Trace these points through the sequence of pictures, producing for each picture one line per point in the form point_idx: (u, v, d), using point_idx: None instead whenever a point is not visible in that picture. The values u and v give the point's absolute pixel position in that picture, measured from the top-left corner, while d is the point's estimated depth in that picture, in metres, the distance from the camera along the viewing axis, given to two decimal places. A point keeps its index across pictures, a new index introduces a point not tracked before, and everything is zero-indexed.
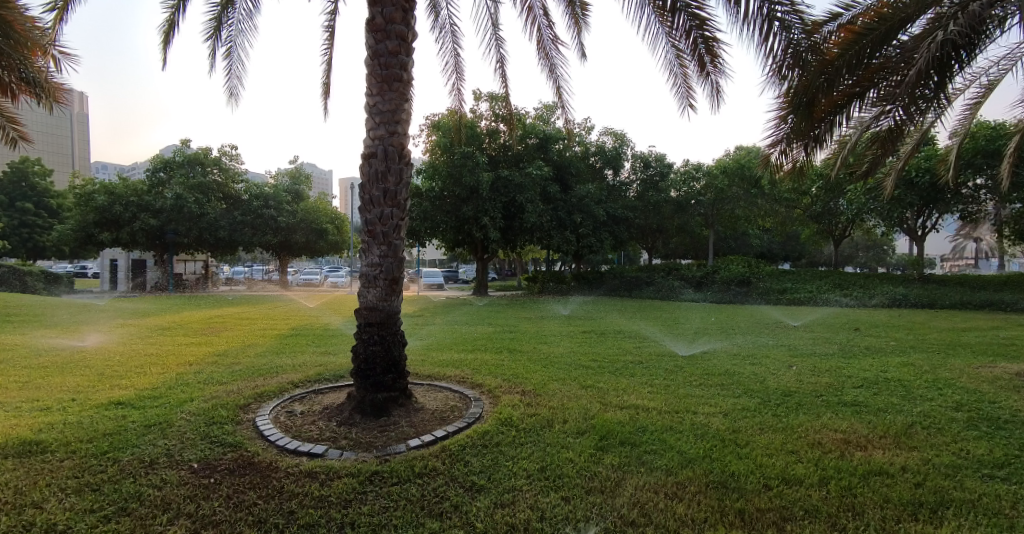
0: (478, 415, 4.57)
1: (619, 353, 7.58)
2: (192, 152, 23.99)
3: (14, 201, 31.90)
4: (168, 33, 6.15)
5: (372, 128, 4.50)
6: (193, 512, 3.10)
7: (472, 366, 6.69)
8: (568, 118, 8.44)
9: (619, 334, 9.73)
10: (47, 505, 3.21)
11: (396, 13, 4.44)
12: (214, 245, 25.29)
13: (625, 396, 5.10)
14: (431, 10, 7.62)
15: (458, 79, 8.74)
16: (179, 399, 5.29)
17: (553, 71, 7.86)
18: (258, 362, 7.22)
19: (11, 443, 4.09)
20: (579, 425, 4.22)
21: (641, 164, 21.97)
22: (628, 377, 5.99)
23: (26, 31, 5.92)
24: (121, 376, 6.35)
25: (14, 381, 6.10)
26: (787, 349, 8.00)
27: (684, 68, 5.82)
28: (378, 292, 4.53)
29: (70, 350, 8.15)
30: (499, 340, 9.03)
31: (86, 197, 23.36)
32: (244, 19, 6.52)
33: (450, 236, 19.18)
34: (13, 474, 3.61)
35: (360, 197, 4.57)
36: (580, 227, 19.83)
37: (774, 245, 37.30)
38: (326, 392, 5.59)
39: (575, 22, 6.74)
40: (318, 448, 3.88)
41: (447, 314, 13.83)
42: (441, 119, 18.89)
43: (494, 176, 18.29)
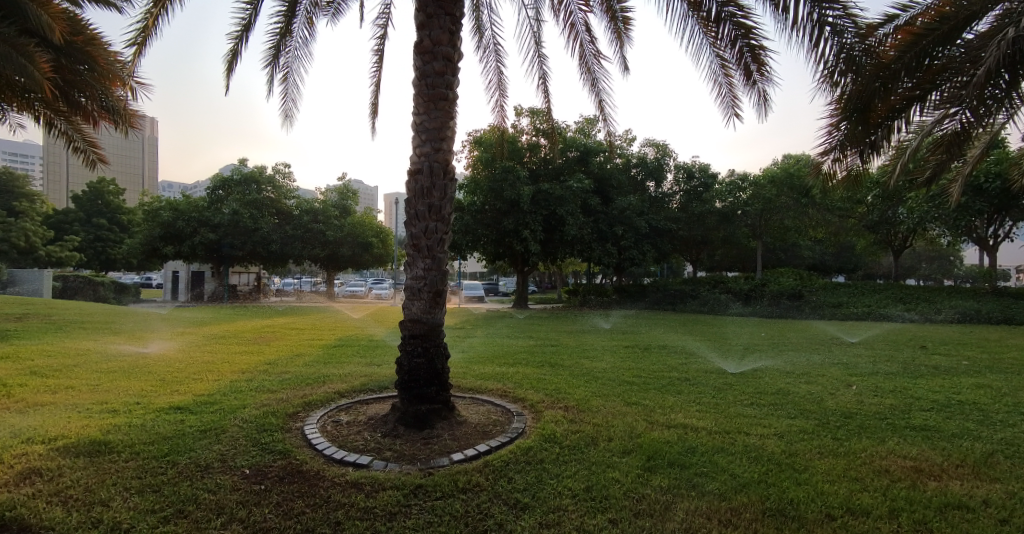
0: (521, 430, 4.52)
1: (664, 369, 7.36)
2: (248, 171, 25.48)
3: (90, 218, 34.64)
4: (230, 62, 6.53)
5: (418, 145, 4.60)
6: (245, 518, 3.18)
7: (513, 379, 6.65)
8: (609, 130, 8.41)
9: (663, 350, 9.47)
10: (112, 503, 3.39)
11: (443, 36, 4.55)
12: (266, 258, 26.42)
13: (672, 414, 4.95)
14: (475, 32, 7.82)
15: (501, 96, 8.87)
16: (232, 406, 5.49)
17: (595, 84, 7.85)
18: (305, 370, 7.46)
19: (83, 442, 4.37)
20: (624, 443, 4.11)
21: (683, 175, 21.83)
22: (674, 394, 5.81)
23: (107, 64, 6.85)
24: (179, 382, 6.71)
25: (85, 384, 6.54)
26: (845, 367, 7.56)
27: (730, 78, 5.69)
28: (422, 304, 4.59)
29: (135, 356, 8.68)
30: (541, 354, 8.96)
31: (153, 213, 25.03)
32: (299, 47, 6.86)
33: (491, 248, 19.33)
34: (84, 472, 3.85)
35: (406, 212, 4.68)
36: (621, 239, 19.62)
37: (827, 257, 35.52)
38: (371, 403, 5.70)
39: (617, 36, 6.72)
40: (362, 459, 3.94)
41: (487, 327, 13.88)
42: (483, 134, 19.20)
43: (534, 189, 18.39)
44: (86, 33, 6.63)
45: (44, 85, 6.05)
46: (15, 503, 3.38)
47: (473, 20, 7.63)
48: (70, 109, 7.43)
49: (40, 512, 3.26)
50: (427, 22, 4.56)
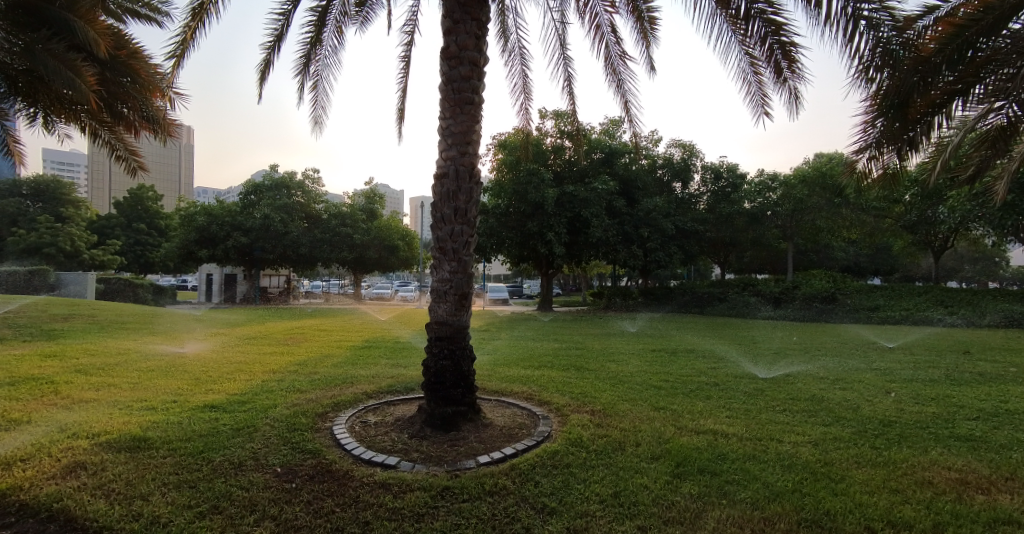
0: (547, 434, 4.51)
1: (692, 374, 7.24)
2: (279, 177, 26.30)
3: (131, 223, 36.01)
4: (263, 71, 6.71)
5: (444, 149, 4.64)
6: (277, 515, 3.25)
7: (539, 383, 6.63)
8: (635, 132, 8.33)
9: (691, 354, 9.30)
10: (151, 498, 3.51)
11: (469, 41, 4.59)
12: (296, 261, 27.01)
13: (700, 419, 4.86)
14: (501, 36, 7.86)
15: (526, 99, 8.90)
16: (264, 405, 5.63)
17: (621, 85, 7.80)
18: (334, 371, 7.60)
19: (124, 438, 4.54)
20: (652, 449, 4.06)
21: (711, 175, 21.38)
22: (703, 399, 5.71)
23: (149, 76, 7.24)
24: (214, 381, 6.90)
25: (125, 382, 6.80)
26: (882, 373, 7.30)
27: (759, 75, 5.56)
28: (448, 307, 4.62)
29: (172, 356, 8.97)
30: (566, 357, 8.92)
31: (189, 217, 25.88)
32: (329, 55, 7.00)
33: (515, 251, 19.35)
34: (125, 467, 3.99)
35: (432, 215, 4.72)
36: (647, 241, 19.40)
37: (862, 258, 34.40)
38: (398, 404, 5.76)
39: (643, 36, 6.65)
40: (390, 460, 3.98)
41: (512, 329, 13.90)
42: (507, 138, 19.27)
43: (559, 192, 18.34)
44: (129, 47, 7.04)
45: (90, 97, 6.36)
46: (62, 495, 3.54)
47: (499, 24, 7.68)
48: (113, 119, 7.80)
49: (84, 504, 3.40)
50: (454, 28, 4.61)
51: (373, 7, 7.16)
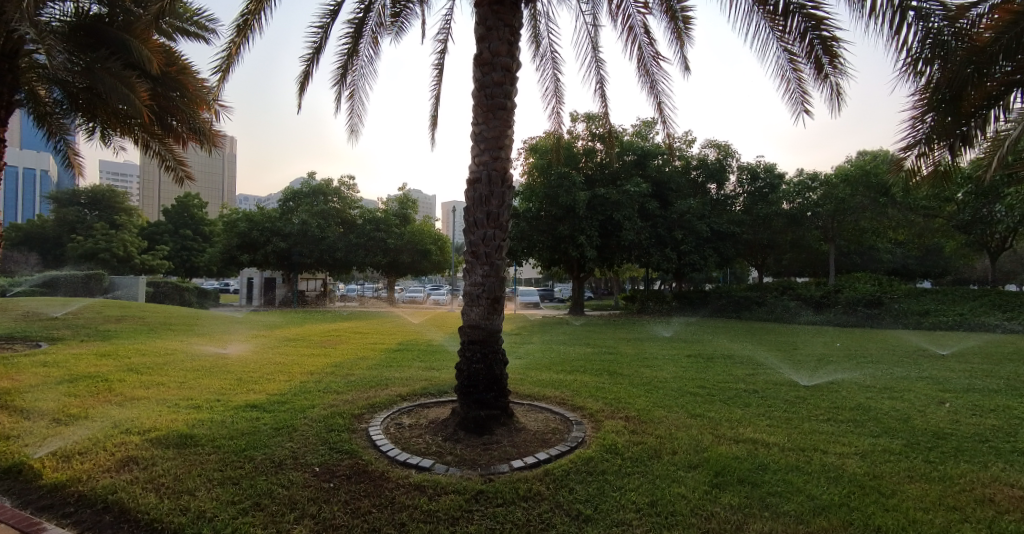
0: (581, 439, 4.47)
1: (730, 381, 7.05)
2: (317, 184, 27.18)
3: (178, 229, 37.65)
4: (302, 82, 6.92)
5: (477, 154, 4.68)
6: (316, 514, 3.32)
7: (572, 387, 6.58)
8: (668, 133, 8.21)
9: (729, 360, 9.05)
10: (198, 493, 3.65)
11: (502, 47, 4.63)
12: (332, 265, 27.65)
13: (740, 428, 4.73)
14: (532, 41, 7.90)
15: (557, 102, 8.89)
16: (302, 406, 5.79)
17: (654, 86, 7.70)
18: (369, 373, 7.74)
19: (172, 435, 4.74)
20: (690, 457, 3.97)
21: (747, 176, 20.89)
22: (741, 407, 5.56)
23: (196, 90, 7.99)
24: (255, 381, 7.13)
25: (173, 381, 7.10)
26: (935, 383, 6.93)
27: (799, 72, 5.39)
28: (480, 310, 4.65)
29: (216, 356, 9.31)
30: (599, 362, 8.82)
31: (231, 223, 26.86)
32: (366, 65, 7.18)
33: (546, 254, 19.29)
34: (173, 462, 4.17)
35: (464, 220, 4.76)
36: (681, 244, 19.05)
37: (910, 260, 32.80)
38: (431, 407, 5.82)
39: (677, 36, 6.56)
40: (425, 462, 4.02)
41: (543, 333, 13.85)
42: (538, 141, 19.28)
43: (590, 195, 18.21)
44: (179, 64, 7.83)
45: (142, 110, 7.28)
46: (116, 487, 3.72)
47: (531, 29, 7.71)
48: (163, 131, 8.58)
49: (137, 497, 3.57)
50: (487, 35, 4.65)
51: (407, 17, 7.31)
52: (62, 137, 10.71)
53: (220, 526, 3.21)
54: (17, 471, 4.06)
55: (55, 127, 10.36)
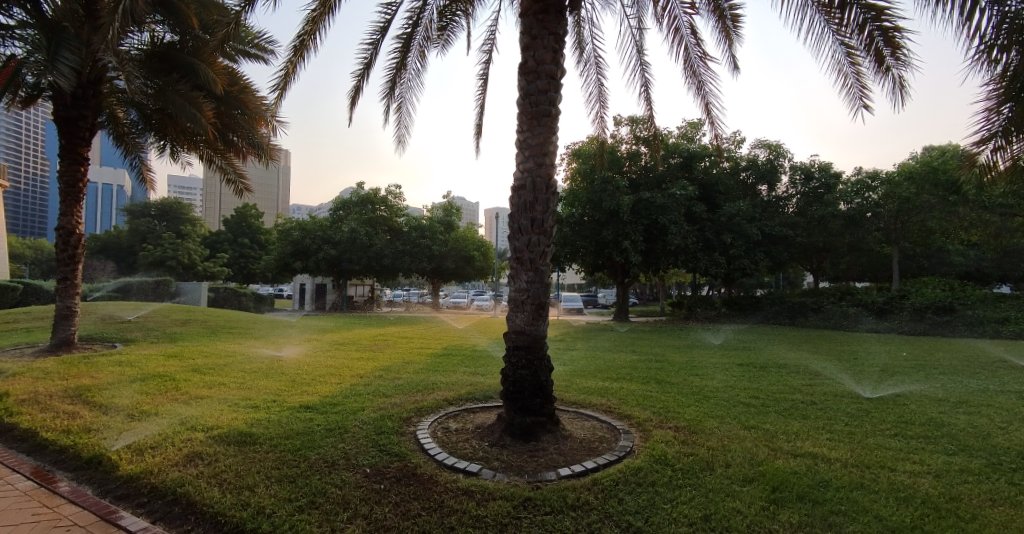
0: (629, 449, 4.40)
1: (785, 391, 6.75)
2: (365, 194, 28.23)
3: (237, 237, 39.68)
4: (353, 97, 7.19)
5: (521, 161, 4.72)
6: (368, 514, 3.41)
7: (619, 395, 6.48)
8: (716, 134, 8.00)
9: (784, 369, 8.64)
10: (257, 489, 3.82)
11: (546, 55, 4.66)
12: (379, 272, 28.38)
13: (797, 441, 4.52)
14: (576, 47, 7.90)
15: (601, 107, 8.84)
16: (353, 408, 5.97)
17: (701, 87, 7.53)
18: (416, 377, 7.89)
19: (233, 432, 4.99)
20: (744, 471, 3.83)
21: (801, 176, 20.03)
22: (799, 419, 5.32)
23: (257, 107, 8.53)
24: (308, 383, 7.42)
25: (233, 381, 7.49)
26: (1018, 397, 6.38)
27: (857, 66, 5.14)
28: (525, 316, 4.66)
29: (271, 359, 9.73)
30: (646, 370, 8.64)
31: (285, 232, 28.08)
32: (413, 77, 7.39)
33: (590, 260, 19.14)
34: (235, 459, 4.39)
35: (509, 226, 4.80)
36: (730, 248, 18.48)
37: (986, 264, 30.42)
38: (478, 412, 5.88)
39: (725, 35, 6.39)
40: (472, 467, 4.06)
41: (588, 339, 13.73)
42: (582, 146, 19.21)
43: (635, 199, 17.94)
44: (241, 84, 8.39)
45: (207, 127, 7.82)
46: (184, 481, 3.94)
47: (575, 35, 7.72)
48: (225, 147, 9.14)
49: (202, 491, 3.77)
50: (531, 43, 4.70)
51: (453, 29, 7.47)
52: (137, 155, 11.52)
53: (279, 521, 3.35)
54: (97, 462, 4.39)
55: (130, 145, 11.15)
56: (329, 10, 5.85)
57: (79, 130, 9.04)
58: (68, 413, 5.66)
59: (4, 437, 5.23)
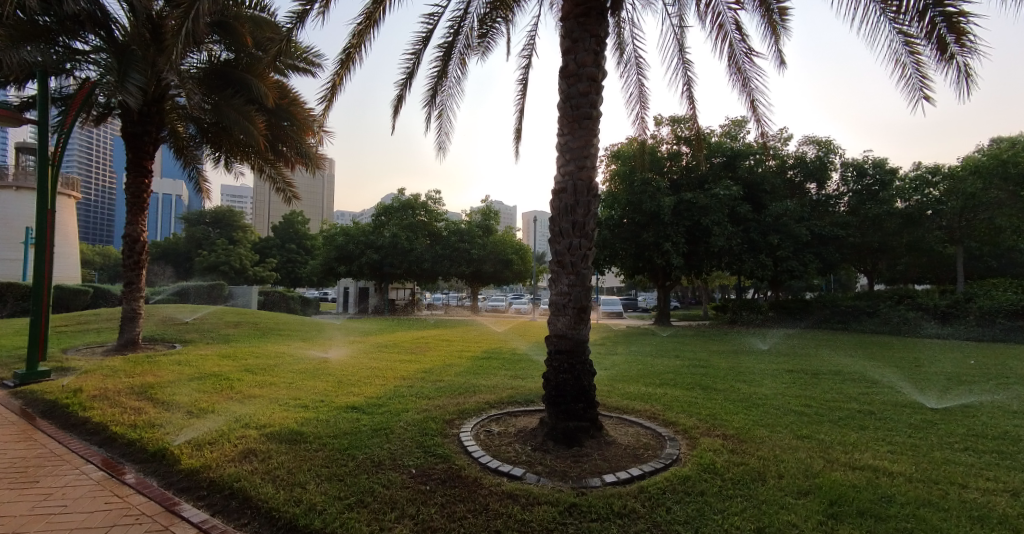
0: (676, 457, 4.30)
1: (840, 400, 6.46)
2: (406, 199, 28.80)
3: (284, 243, 41.22)
4: (396, 105, 7.37)
5: (562, 164, 4.72)
6: (415, 515, 3.48)
7: (663, 402, 6.37)
8: (763, 132, 7.75)
9: (838, 377, 8.27)
10: (308, 486, 3.96)
11: (588, 58, 4.66)
12: (419, 276, 28.88)
13: (856, 453, 4.32)
14: (616, 48, 7.85)
15: (642, 108, 8.73)
16: (397, 409, 6.11)
17: (746, 84, 7.32)
18: (458, 380, 7.98)
19: (285, 431, 5.19)
20: (800, 483, 3.69)
21: (853, 174, 19.17)
22: (856, 430, 5.08)
23: (305, 119, 8.91)
24: (354, 384, 7.63)
25: (283, 381, 7.78)
26: None
27: (917, 56, 4.87)
28: (567, 320, 4.65)
29: (318, 360, 10.04)
30: (690, 376, 8.43)
31: (331, 238, 29.02)
32: (454, 85, 7.52)
33: (630, 262, 18.88)
34: (287, 456, 4.56)
35: (550, 229, 4.80)
36: (777, 249, 17.84)
37: None
38: (519, 415, 5.89)
39: (772, 30, 6.19)
40: (516, 471, 4.08)
41: (629, 344, 13.51)
42: (621, 148, 19.00)
43: (676, 200, 17.59)
44: (291, 96, 8.78)
45: (259, 138, 8.21)
46: (240, 476, 4.12)
47: (615, 37, 7.66)
48: (275, 157, 9.58)
49: (256, 486, 3.94)
50: (573, 47, 4.71)
51: (493, 36, 7.55)
52: (195, 167, 12.18)
53: (329, 519, 3.46)
54: (161, 455, 4.65)
55: (188, 157, 11.81)
56: (374, 23, 6.04)
57: (145, 145, 9.64)
58: (134, 408, 6.03)
59: (79, 430, 5.62)
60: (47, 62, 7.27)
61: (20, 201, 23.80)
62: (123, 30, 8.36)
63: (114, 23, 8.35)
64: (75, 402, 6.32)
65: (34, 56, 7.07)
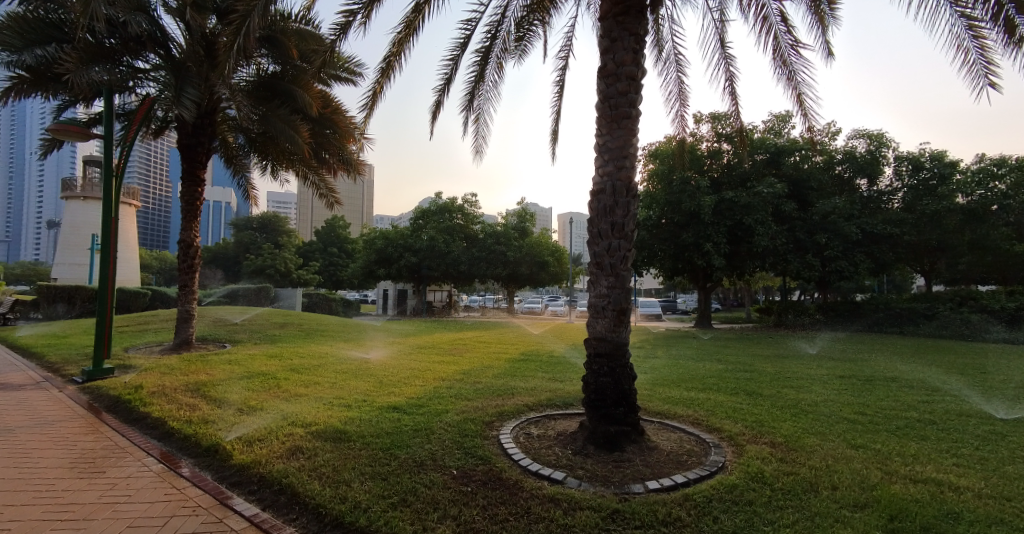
0: (721, 464, 4.19)
1: (898, 407, 6.14)
2: (443, 203, 29.21)
3: (327, 247, 42.45)
4: (435, 111, 7.48)
5: (601, 165, 4.68)
6: (457, 515, 3.52)
7: (706, 407, 6.21)
8: (810, 126, 7.47)
9: (894, 383, 7.86)
10: (353, 484, 4.06)
11: (627, 57, 4.61)
12: (456, 278, 29.15)
13: (917, 465, 4.09)
14: (655, 45, 7.73)
15: (681, 106, 8.56)
16: (437, 410, 6.19)
17: (792, 77, 7.07)
18: (496, 382, 8.02)
19: (329, 429, 5.35)
20: (856, 495, 3.53)
21: (908, 168, 18.31)
22: (916, 440, 4.82)
23: (347, 126, 9.19)
24: (394, 385, 7.78)
25: (327, 381, 8.02)
26: None
27: (982, 40, 4.56)
28: (606, 322, 4.60)
29: (359, 361, 10.28)
30: (734, 380, 8.19)
31: (371, 241, 29.70)
32: (491, 89, 7.58)
33: (669, 264, 18.53)
34: (332, 454, 4.69)
35: (589, 230, 4.76)
36: (825, 249, 17.14)
37: None
38: (558, 418, 5.87)
39: (820, 20, 5.97)
40: (557, 475, 4.06)
41: (669, 347, 13.24)
42: (659, 147, 18.71)
43: (717, 199, 17.15)
44: (334, 105, 9.07)
45: (304, 146, 8.51)
46: (288, 472, 4.27)
47: (654, 34, 7.55)
48: (319, 164, 9.90)
49: (304, 482, 4.07)
50: (611, 46, 4.66)
51: (530, 39, 7.58)
52: (244, 175, 12.72)
53: (374, 517, 3.54)
54: (214, 450, 4.88)
55: (238, 166, 12.34)
56: (413, 31, 6.15)
57: (198, 155, 10.13)
58: (190, 405, 6.34)
59: (140, 424, 5.96)
60: (112, 81, 7.76)
61: (87, 210, 25.41)
62: (179, 48, 8.85)
63: (171, 42, 8.85)
64: (136, 397, 6.71)
65: (101, 76, 7.56)
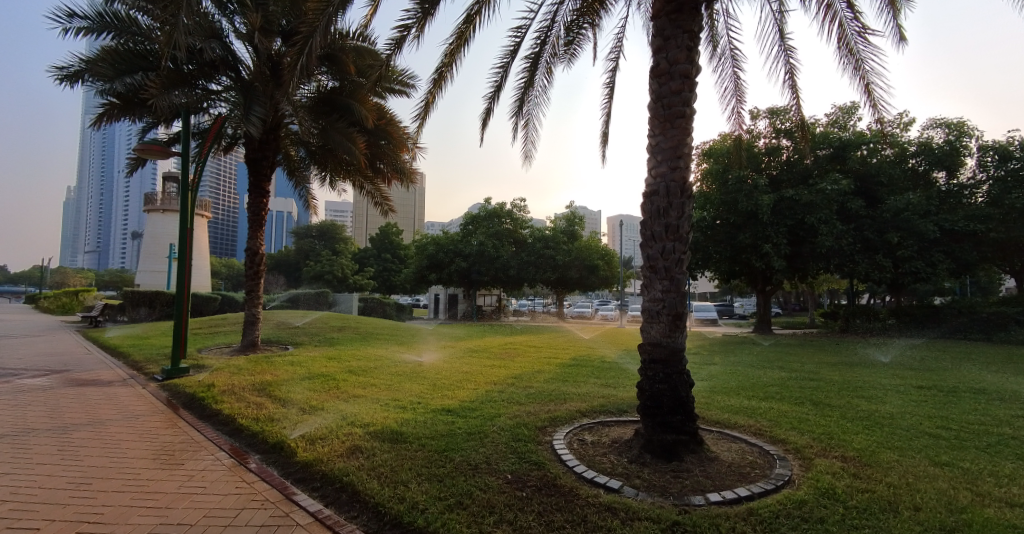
0: (787, 478, 3.99)
1: (987, 422, 5.65)
2: (492, 208, 29.50)
3: (380, 252, 43.74)
4: (485, 117, 7.58)
5: (654, 166, 4.59)
6: (513, 520, 3.53)
7: (769, 417, 5.92)
8: (879, 117, 7.02)
9: (982, 396, 7.21)
10: (410, 485, 4.16)
11: (681, 54, 4.50)
12: (506, 283, 29.28)
13: (1011, 487, 3.75)
14: (709, 41, 7.51)
15: (738, 102, 8.26)
16: (490, 414, 6.24)
17: (860, 66, 6.67)
18: (547, 387, 7.97)
19: (386, 431, 5.50)
20: (942, 517, 3.27)
21: (993, 159, 16.87)
22: (1010, 459, 4.40)
23: (400, 136, 9.50)
24: (447, 388, 7.90)
25: (383, 383, 8.25)
26: None
27: None
28: (661, 327, 4.48)
29: (413, 364, 10.50)
30: (799, 389, 7.78)
31: (422, 247, 30.37)
32: (540, 94, 7.60)
33: (725, 266, 17.86)
34: (390, 455, 4.82)
35: (641, 234, 4.67)
36: (898, 249, 16.04)
37: None
38: (612, 426, 5.77)
39: (890, 4, 5.61)
40: (613, 483, 4.00)
41: (727, 353, 12.74)
42: (713, 145, 18.14)
43: (776, 198, 16.42)
44: (389, 116, 9.40)
45: (360, 157, 8.84)
46: (349, 471, 4.43)
47: (708, 29, 7.34)
48: (374, 174, 10.24)
49: (364, 481, 4.21)
50: (665, 45, 4.57)
51: (580, 43, 7.55)
52: (304, 186, 13.36)
53: (432, 518, 3.60)
54: (280, 447, 5.13)
55: (299, 177, 12.95)
56: (465, 42, 6.27)
57: (263, 168, 10.71)
58: (257, 404, 6.69)
59: (213, 421, 6.35)
60: (189, 103, 8.36)
61: (165, 221, 27.41)
62: (248, 69, 9.43)
63: (241, 64, 9.45)
64: (209, 395, 7.16)
65: (180, 99, 8.16)
